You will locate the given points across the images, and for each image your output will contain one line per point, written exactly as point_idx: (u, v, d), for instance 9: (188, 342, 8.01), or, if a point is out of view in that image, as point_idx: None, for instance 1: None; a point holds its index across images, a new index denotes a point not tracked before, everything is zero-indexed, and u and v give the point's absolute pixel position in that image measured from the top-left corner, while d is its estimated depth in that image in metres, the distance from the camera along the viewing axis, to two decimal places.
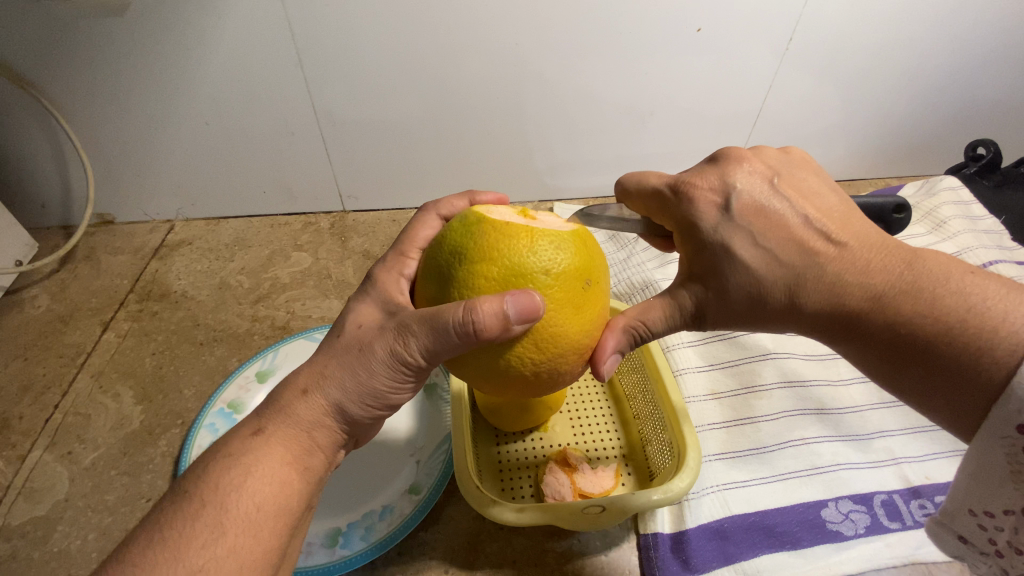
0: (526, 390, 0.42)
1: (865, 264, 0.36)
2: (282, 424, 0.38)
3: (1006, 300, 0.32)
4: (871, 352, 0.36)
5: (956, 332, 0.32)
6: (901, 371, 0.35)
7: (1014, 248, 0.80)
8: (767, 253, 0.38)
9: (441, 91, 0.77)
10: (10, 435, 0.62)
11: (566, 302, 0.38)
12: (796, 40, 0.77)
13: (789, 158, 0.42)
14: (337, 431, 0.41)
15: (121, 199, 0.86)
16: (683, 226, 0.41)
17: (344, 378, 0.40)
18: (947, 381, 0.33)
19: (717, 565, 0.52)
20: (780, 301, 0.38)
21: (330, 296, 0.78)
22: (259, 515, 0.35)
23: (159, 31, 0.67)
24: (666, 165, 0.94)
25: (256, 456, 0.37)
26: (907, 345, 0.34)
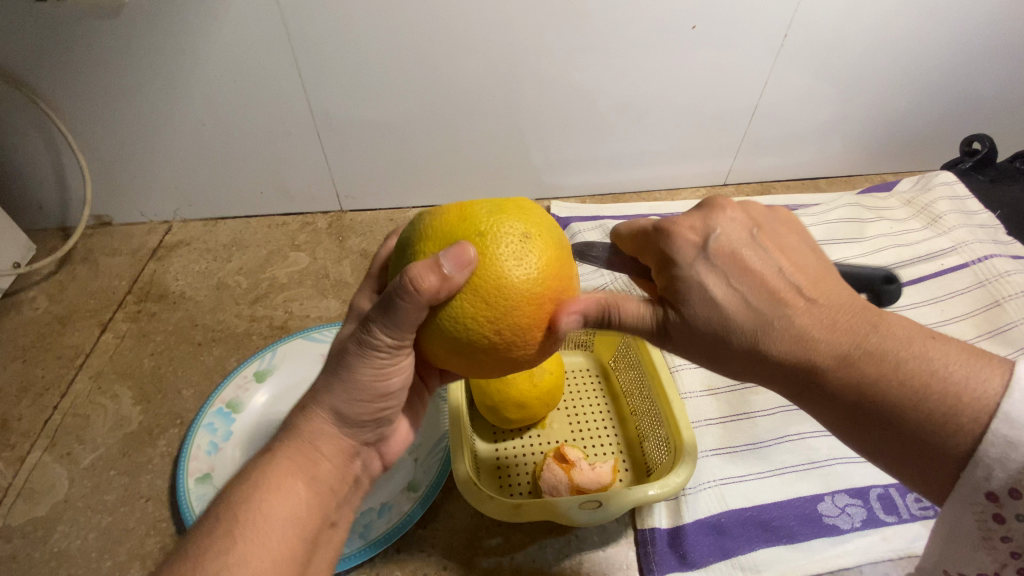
0: (503, 363, 0.37)
1: (831, 320, 0.34)
2: (286, 441, 0.40)
3: (963, 367, 0.32)
4: (837, 410, 0.34)
5: (921, 396, 0.32)
6: (867, 432, 0.34)
7: (1009, 243, 0.80)
8: (739, 296, 0.36)
9: (437, 91, 0.78)
10: (9, 436, 0.63)
11: (512, 252, 0.35)
12: (790, 37, 0.77)
13: (775, 212, 0.41)
14: (342, 438, 0.42)
15: (118, 201, 0.86)
16: (661, 260, 0.39)
17: (336, 385, 0.40)
18: (917, 446, 0.32)
19: (714, 560, 0.52)
20: (746, 351, 0.36)
21: (328, 296, 0.78)
22: (267, 525, 0.35)
23: (152, 31, 0.67)
24: (662, 162, 0.94)
25: (264, 471, 0.38)
26: (872, 406, 0.33)
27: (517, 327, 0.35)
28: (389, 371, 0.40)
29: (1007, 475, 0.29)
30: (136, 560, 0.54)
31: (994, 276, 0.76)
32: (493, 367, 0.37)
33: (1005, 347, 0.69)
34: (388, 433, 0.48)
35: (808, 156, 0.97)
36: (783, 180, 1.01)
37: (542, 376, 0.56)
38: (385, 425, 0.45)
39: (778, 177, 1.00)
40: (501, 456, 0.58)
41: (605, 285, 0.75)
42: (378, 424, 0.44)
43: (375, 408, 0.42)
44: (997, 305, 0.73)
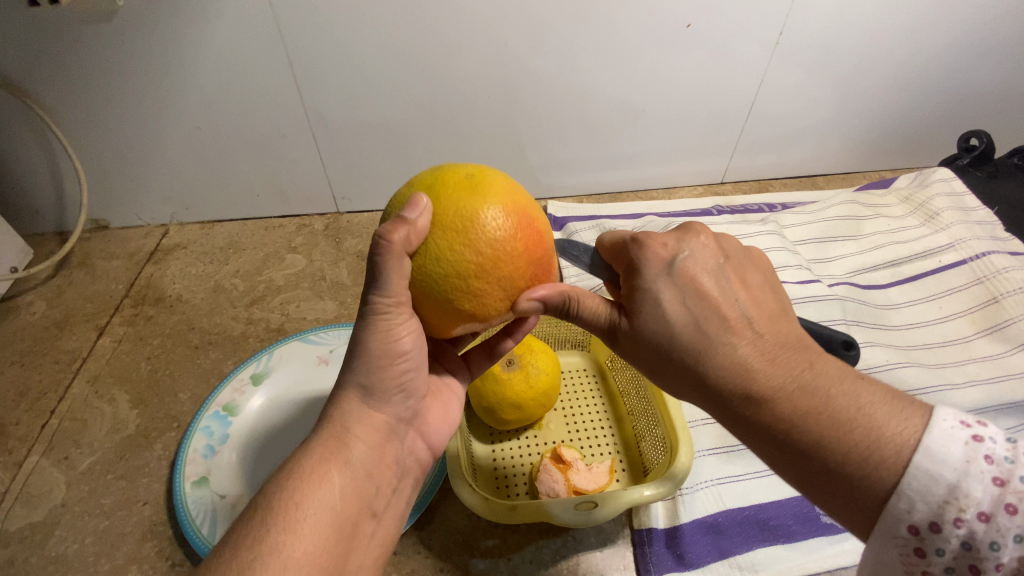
0: (503, 287, 0.36)
1: (772, 353, 0.35)
2: (319, 432, 0.40)
3: (886, 407, 0.31)
4: (766, 442, 0.34)
5: (847, 431, 0.31)
6: (799, 465, 0.33)
7: (1007, 239, 0.80)
8: (690, 318, 0.36)
9: (433, 90, 0.77)
10: (7, 442, 0.62)
11: (464, 188, 0.36)
12: (785, 35, 0.77)
13: (747, 250, 0.41)
14: (377, 424, 0.41)
15: (114, 205, 0.86)
16: (629, 270, 0.39)
17: (355, 364, 0.40)
18: (842, 483, 0.31)
19: (711, 560, 0.52)
20: (687, 374, 0.37)
21: (324, 297, 0.78)
22: (299, 513, 0.34)
23: (145, 35, 0.66)
24: (659, 161, 0.94)
25: (300, 461, 0.38)
26: (799, 438, 0.32)
27: (498, 245, 0.35)
28: (394, 328, 0.39)
29: (928, 508, 0.28)
30: (132, 564, 0.54)
31: (992, 272, 0.75)
32: (493, 298, 0.36)
33: (1000, 345, 0.69)
34: (423, 409, 0.46)
35: (806, 154, 0.97)
36: (780, 178, 1.01)
37: (539, 377, 0.55)
38: (416, 399, 0.45)
39: (776, 175, 1.00)
40: (496, 456, 0.59)
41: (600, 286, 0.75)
42: (406, 396, 0.43)
43: (397, 372, 0.41)
44: (995, 302, 0.73)
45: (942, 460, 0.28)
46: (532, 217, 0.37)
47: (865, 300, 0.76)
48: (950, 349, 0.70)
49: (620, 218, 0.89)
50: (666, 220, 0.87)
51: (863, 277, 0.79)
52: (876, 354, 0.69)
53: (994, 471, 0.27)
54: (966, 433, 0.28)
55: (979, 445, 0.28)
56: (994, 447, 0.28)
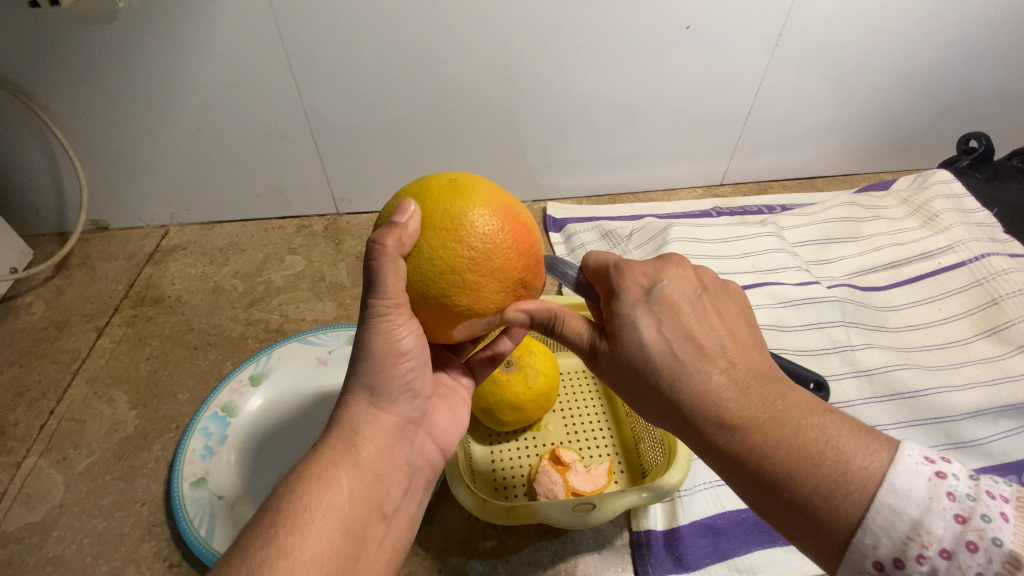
0: (499, 279, 0.36)
1: (745, 383, 0.34)
2: (328, 435, 0.39)
3: (851, 441, 0.32)
4: (737, 472, 0.34)
5: (817, 462, 0.31)
6: (769, 494, 0.33)
7: (1007, 240, 0.80)
8: (667, 346, 0.36)
9: (431, 92, 0.78)
10: (5, 442, 0.62)
11: (449, 191, 0.36)
12: (784, 36, 0.77)
13: (723, 284, 0.41)
14: (386, 426, 0.41)
15: (115, 206, 0.86)
16: (610, 296, 0.39)
17: (360, 365, 0.40)
18: (809, 513, 0.31)
19: (710, 562, 0.52)
20: (662, 402, 0.36)
21: (323, 298, 0.78)
22: (308, 516, 0.34)
23: (146, 36, 0.67)
24: (659, 162, 0.94)
25: (309, 464, 0.37)
26: (770, 468, 0.32)
27: (488, 239, 0.35)
28: (396, 328, 0.38)
29: (892, 543, 0.29)
30: (130, 565, 0.54)
31: (992, 274, 0.75)
32: (490, 291, 0.36)
33: (1001, 347, 0.69)
34: (430, 409, 0.46)
35: (806, 156, 0.97)
36: (780, 180, 1.01)
37: (536, 379, 0.55)
38: (423, 399, 0.44)
39: (776, 176, 1.00)
40: (495, 459, 0.58)
41: None
42: (413, 395, 0.43)
43: (402, 370, 0.41)
44: (994, 303, 0.73)
45: (905, 497, 0.29)
46: (518, 213, 0.38)
47: (865, 302, 0.76)
48: (949, 351, 0.70)
49: (620, 220, 0.89)
50: (666, 220, 0.87)
51: (862, 279, 0.79)
52: (876, 356, 0.69)
53: (955, 508, 0.29)
54: (930, 469, 0.30)
55: (941, 481, 0.29)
56: (956, 484, 0.29)
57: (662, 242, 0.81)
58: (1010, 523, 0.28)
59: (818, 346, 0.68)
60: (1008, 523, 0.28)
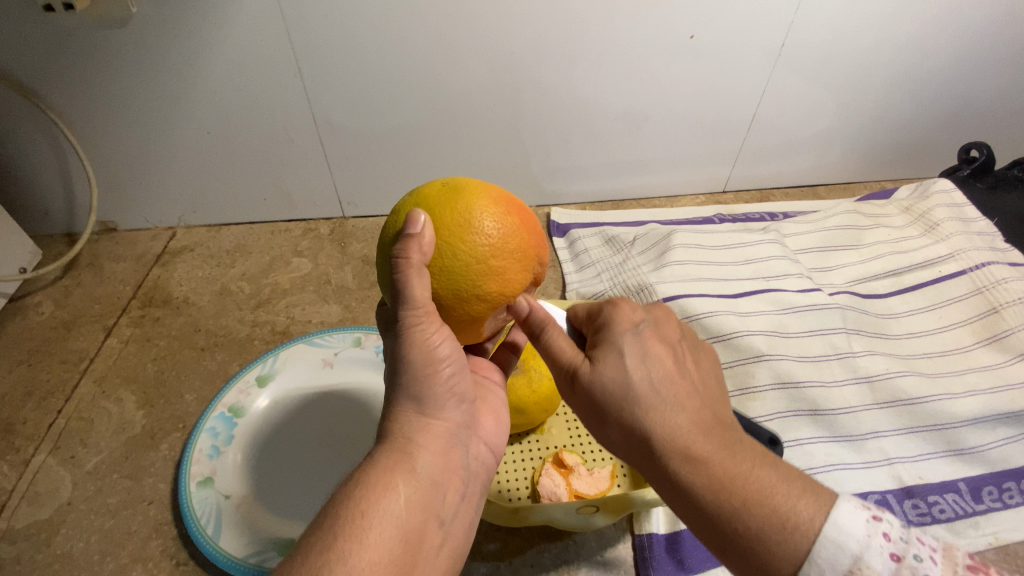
0: (519, 260, 0.38)
1: (709, 423, 0.36)
2: (385, 442, 0.38)
3: (798, 486, 0.34)
4: (696, 504, 0.34)
5: (770, 497, 0.33)
6: (723, 529, 0.34)
7: (1007, 249, 0.80)
8: (645, 377, 0.37)
9: (440, 98, 0.79)
10: (14, 440, 0.63)
11: (445, 194, 0.38)
12: (787, 47, 0.78)
13: (697, 341, 0.44)
14: (437, 433, 0.39)
15: (123, 207, 0.87)
16: (599, 327, 0.41)
17: (402, 377, 0.39)
18: (757, 549, 0.32)
19: (711, 565, 0.53)
20: (630, 430, 0.37)
21: (329, 301, 0.79)
22: (365, 522, 0.33)
23: (158, 39, 0.68)
24: (662, 169, 0.95)
25: (366, 469, 0.36)
26: (726, 499, 0.33)
27: (498, 228, 0.36)
28: (429, 338, 0.37)
29: None
30: (138, 563, 0.54)
31: (992, 282, 0.75)
32: (513, 273, 0.37)
33: (999, 355, 0.70)
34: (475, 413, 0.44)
35: (807, 164, 0.98)
36: (781, 187, 1.02)
37: (541, 381, 0.56)
38: (470, 403, 0.42)
39: (776, 184, 1.01)
40: None
41: (604, 291, 0.78)
42: (460, 401, 0.41)
43: (444, 380, 0.39)
44: (994, 311, 0.73)
45: (845, 533, 0.31)
46: (512, 200, 0.40)
47: (866, 309, 0.76)
48: (950, 358, 0.71)
49: (623, 226, 0.90)
50: (668, 226, 0.87)
51: (864, 287, 0.80)
52: (877, 362, 0.69)
53: (890, 548, 0.31)
54: (868, 513, 0.32)
55: (878, 524, 0.31)
56: (890, 527, 0.32)
57: (664, 248, 0.82)
58: (938, 564, 0.30)
59: (819, 353, 0.68)
60: (936, 565, 0.30)
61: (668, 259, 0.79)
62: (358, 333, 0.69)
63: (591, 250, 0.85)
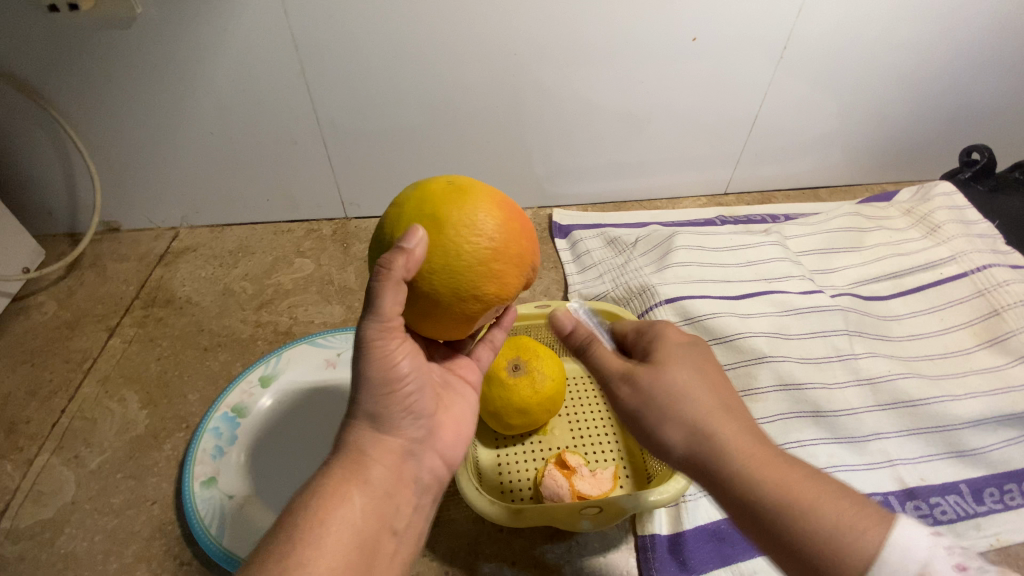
0: (515, 263, 0.38)
1: (762, 432, 0.39)
2: (339, 454, 0.39)
3: (854, 491, 0.35)
4: (761, 500, 0.35)
5: (834, 496, 0.34)
6: (792, 525, 0.34)
7: (1009, 251, 0.80)
8: (704, 384, 0.40)
9: (443, 100, 0.79)
10: (17, 439, 0.63)
11: (444, 194, 0.37)
12: (789, 49, 0.78)
13: None
14: (391, 445, 0.40)
15: (126, 207, 0.87)
16: (650, 342, 0.44)
17: (359, 393, 0.40)
18: (829, 546, 0.33)
19: (714, 566, 0.53)
20: (693, 428, 0.38)
21: (332, 301, 0.79)
22: (321, 529, 0.34)
23: (162, 40, 0.68)
24: (665, 171, 0.95)
25: (322, 479, 0.37)
26: (794, 494, 0.35)
27: (499, 233, 0.37)
28: (390, 354, 0.39)
29: None
30: (141, 562, 0.55)
31: (994, 284, 0.75)
32: (510, 276, 0.38)
33: (1001, 357, 0.70)
34: (435, 427, 0.44)
35: (809, 166, 0.98)
36: (783, 189, 1.02)
37: (544, 383, 0.56)
38: (428, 418, 0.43)
39: (778, 186, 1.01)
40: (502, 463, 0.59)
41: (606, 292, 0.79)
42: (416, 416, 0.42)
43: (400, 397, 0.40)
44: (996, 314, 0.73)
45: (904, 557, 0.31)
46: (508, 202, 0.39)
47: (867, 311, 0.76)
48: (952, 360, 0.71)
49: (625, 227, 0.90)
50: (670, 227, 0.87)
51: (866, 288, 0.80)
52: (878, 364, 0.69)
53: (956, 558, 0.31)
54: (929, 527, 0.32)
55: (939, 536, 0.32)
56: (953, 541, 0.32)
57: (667, 249, 0.82)
58: None
59: (821, 355, 0.68)
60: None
61: (669, 260, 0.80)
62: None
63: (593, 252, 0.85)
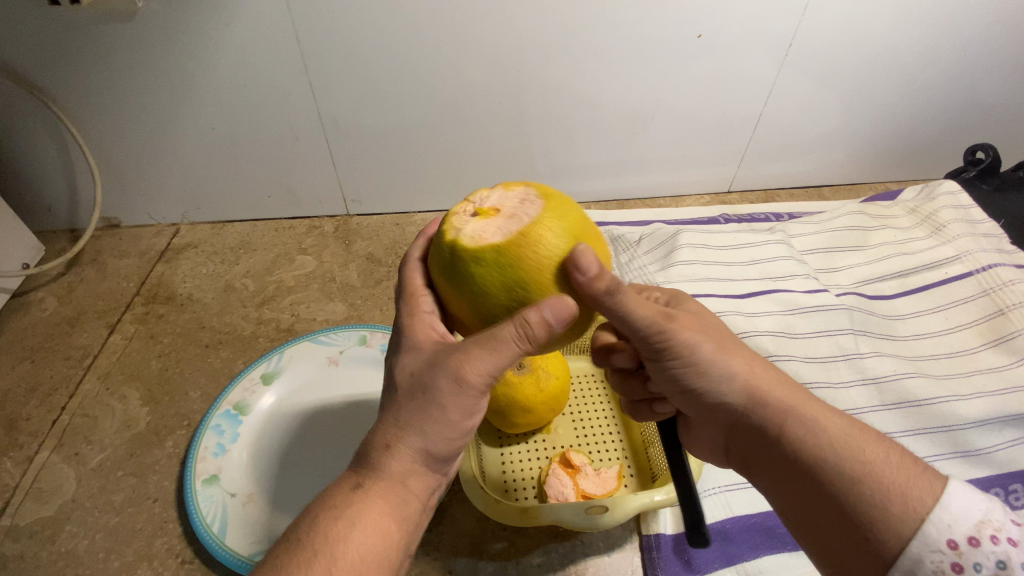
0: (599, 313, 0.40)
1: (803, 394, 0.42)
2: (379, 479, 0.35)
3: None
4: (821, 429, 0.37)
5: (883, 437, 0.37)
6: (854, 451, 0.36)
7: (1013, 251, 0.80)
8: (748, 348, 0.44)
9: (446, 97, 0.79)
10: (17, 436, 0.63)
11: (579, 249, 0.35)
12: (794, 46, 0.78)
13: None
14: (428, 476, 0.38)
15: (126, 202, 0.87)
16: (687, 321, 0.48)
17: (416, 423, 0.36)
18: (888, 468, 0.35)
19: (719, 566, 0.53)
20: (749, 370, 0.41)
21: (334, 299, 0.78)
22: (363, 569, 0.32)
23: (163, 34, 0.67)
24: (668, 169, 0.94)
25: (359, 510, 0.34)
26: (851, 426, 0.37)
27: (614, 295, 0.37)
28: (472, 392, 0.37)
29: (969, 524, 0.31)
30: (143, 561, 0.54)
31: (999, 284, 0.75)
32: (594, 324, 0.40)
33: (1006, 356, 0.70)
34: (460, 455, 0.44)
35: (813, 165, 0.98)
36: (787, 188, 1.01)
37: (548, 382, 0.56)
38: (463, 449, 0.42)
39: (782, 184, 1.01)
40: (505, 461, 0.59)
41: None
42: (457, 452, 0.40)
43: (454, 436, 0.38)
44: (1001, 314, 0.73)
45: (960, 516, 0.32)
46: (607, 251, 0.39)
47: (872, 310, 0.76)
48: (957, 360, 0.71)
49: (629, 225, 0.89)
50: (675, 225, 0.87)
51: (870, 287, 0.79)
52: (883, 364, 0.69)
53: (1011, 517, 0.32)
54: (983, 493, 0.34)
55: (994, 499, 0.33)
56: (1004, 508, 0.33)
57: (671, 247, 0.81)
58: None
59: (826, 353, 0.68)
60: None
61: (674, 259, 0.79)
62: (363, 331, 0.69)
63: None
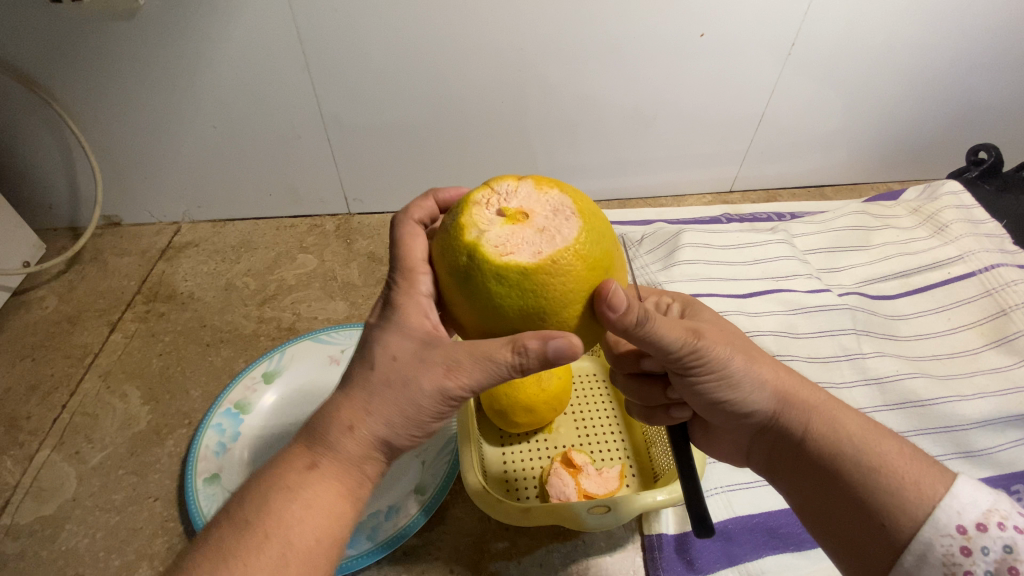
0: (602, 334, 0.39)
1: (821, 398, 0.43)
2: (336, 461, 0.36)
3: None
4: (842, 430, 0.38)
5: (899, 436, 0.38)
6: (875, 450, 0.36)
7: (1016, 251, 0.80)
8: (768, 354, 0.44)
9: (448, 97, 0.78)
10: (18, 435, 0.63)
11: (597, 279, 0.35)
12: (797, 46, 0.78)
13: None
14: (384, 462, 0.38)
15: (127, 201, 0.87)
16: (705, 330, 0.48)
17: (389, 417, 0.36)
18: (909, 465, 0.35)
19: (721, 566, 0.52)
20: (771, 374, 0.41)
21: (335, 297, 0.78)
22: (315, 550, 0.33)
23: (166, 33, 0.67)
24: (670, 168, 0.94)
25: (313, 492, 0.34)
26: (870, 427, 0.38)
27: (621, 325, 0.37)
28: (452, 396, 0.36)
29: (977, 511, 0.32)
30: (143, 560, 0.54)
31: (1001, 284, 0.75)
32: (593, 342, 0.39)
33: (1009, 357, 0.69)
34: None
35: (815, 164, 0.98)
36: (789, 188, 1.01)
37: (551, 382, 0.55)
38: None
39: (784, 184, 1.01)
40: (507, 460, 0.59)
41: None
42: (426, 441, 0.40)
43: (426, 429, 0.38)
44: (1004, 314, 0.73)
45: (970, 504, 0.32)
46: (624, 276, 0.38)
47: (875, 310, 0.76)
48: (960, 360, 0.71)
49: (631, 224, 0.89)
50: (677, 225, 0.87)
51: (872, 287, 0.79)
52: (885, 364, 0.69)
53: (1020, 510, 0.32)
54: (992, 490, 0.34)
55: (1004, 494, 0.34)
56: None
57: (673, 247, 0.81)
58: None
59: (828, 353, 0.68)
60: None
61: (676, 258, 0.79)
62: None
63: None
